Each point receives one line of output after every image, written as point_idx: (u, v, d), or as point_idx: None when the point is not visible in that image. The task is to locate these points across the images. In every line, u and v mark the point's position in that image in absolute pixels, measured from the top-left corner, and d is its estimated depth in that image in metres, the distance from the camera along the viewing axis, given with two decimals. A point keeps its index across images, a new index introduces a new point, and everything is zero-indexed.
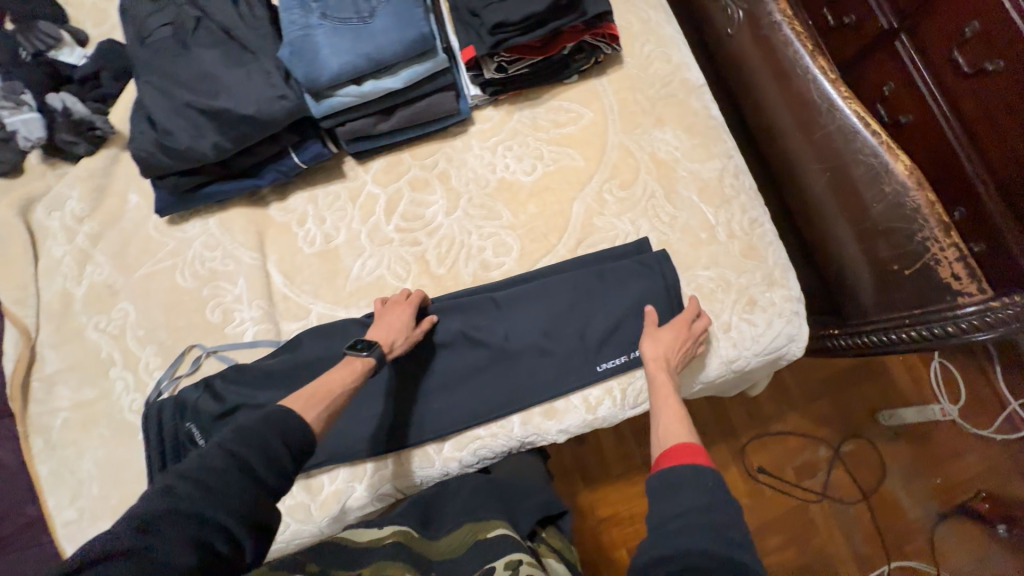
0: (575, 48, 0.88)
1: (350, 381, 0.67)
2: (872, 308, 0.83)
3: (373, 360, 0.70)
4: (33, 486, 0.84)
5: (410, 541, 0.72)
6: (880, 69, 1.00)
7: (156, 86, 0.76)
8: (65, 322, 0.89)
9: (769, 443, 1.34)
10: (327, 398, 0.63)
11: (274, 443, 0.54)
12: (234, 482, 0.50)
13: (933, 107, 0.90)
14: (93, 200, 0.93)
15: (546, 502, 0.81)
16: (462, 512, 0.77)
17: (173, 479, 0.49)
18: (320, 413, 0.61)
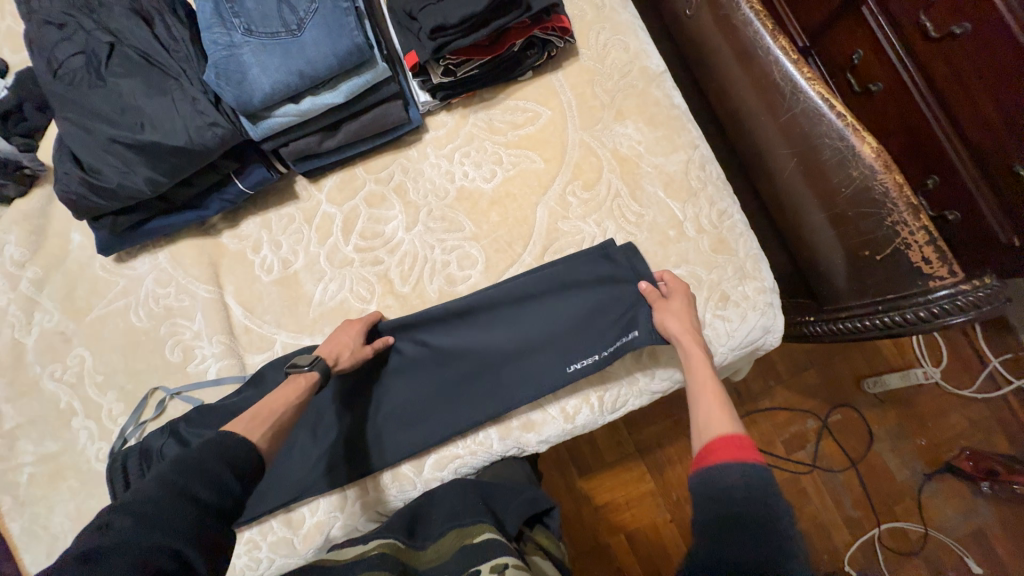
0: (526, 44, 0.83)
1: (294, 400, 0.67)
2: (847, 293, 0.82)
3: (315, 375, 0.71)
4: (7, 545, 0.82)
5: (398, 552, 0.66)
6: (848, 36, 0.94)
7: (76, 122, 0.71)
8: (19, 375, 0.86)
9: (758, 419, 1.35)
10: (268, 419, 0.64)
11: (223, 471, 0.53)
12: (178, 505, 0.48)
13: (904, 73, 0.85)
14: (33, 243, 0.88)
15: (534, 499, 0.75)
16: (449, 519, 0.72)
17: (110, 514, 0.47)
18: (264, 432, 0.62)
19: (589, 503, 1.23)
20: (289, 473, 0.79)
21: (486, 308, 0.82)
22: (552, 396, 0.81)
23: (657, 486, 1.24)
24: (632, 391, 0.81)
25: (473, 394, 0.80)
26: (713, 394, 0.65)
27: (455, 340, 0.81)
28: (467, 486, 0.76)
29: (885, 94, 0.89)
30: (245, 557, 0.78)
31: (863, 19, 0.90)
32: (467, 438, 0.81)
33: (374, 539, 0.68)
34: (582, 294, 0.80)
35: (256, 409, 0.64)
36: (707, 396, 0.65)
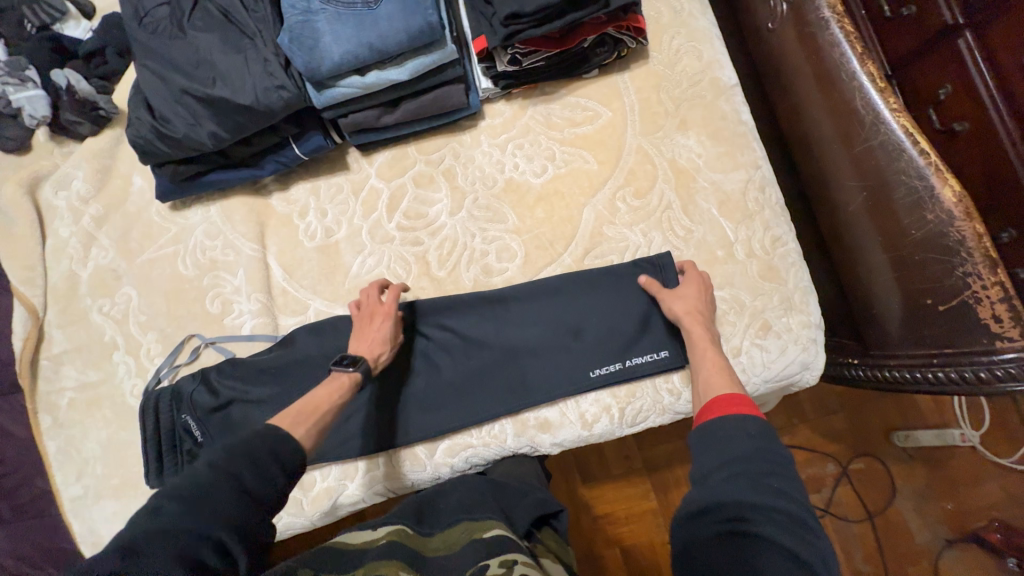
0: (596, 41, 0.81)
1: (337, 398, 0.66)
2: (897, 341, 0.77)
3: (360, 374, 0.69)
4: (42, 460, 0.88)
5: (405, 539, 0.66)
6: (936, 70, 0.89)
7: (153, 70, 0.74)
8: (71, 304, 0.90)
9: None
10: (316, 414, 0.62)
11: (266, 457, 0.52)
12: (224, 494, 0.48)
13: (994, 116, 0.80)
14: (98, 181, 0.92)
15: (543, 500, 0.75)
16: (457, 512, 0.71)
17: (161, 499, 0.48)
18: (308, 423, 0.61)
19: (588, 512, 1.22)
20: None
21: (517, 303, 0.81)
22: (572, 400, 0.80)
23: (659, 505, 1.22)
24: (654, 408, 0.79)
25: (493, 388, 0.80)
26: (717, 363, 0.65)
27: (484, 331, 0.81)
28: (476, 484, 0.77)
29: (968, 136, 0.84)
30: None
31: (956, 54, 0.85)
32: (481, 429, 0.81)
33: (383, 527, 0.68)
34: (616, 299, 0.79)
35: (305, 402, 0.63)
36: (711, 365, 0.65)
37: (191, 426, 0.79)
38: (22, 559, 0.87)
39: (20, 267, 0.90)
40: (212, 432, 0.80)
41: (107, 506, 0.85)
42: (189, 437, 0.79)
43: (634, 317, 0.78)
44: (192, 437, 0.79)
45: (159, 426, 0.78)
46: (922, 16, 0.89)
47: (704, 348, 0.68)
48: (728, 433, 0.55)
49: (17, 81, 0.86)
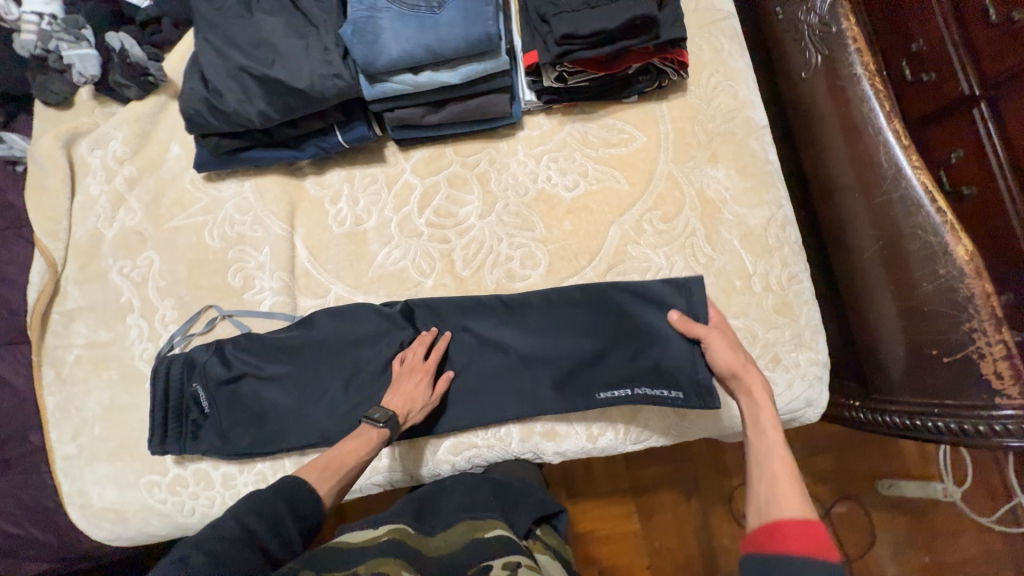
0: (640, 69, 0.84)
1: (362, 455, 0.71)
2: (898, 388, 0.80)
3: (388, 433, 0.72)
4: (39, 415, 0.87)
5: (406, 538, 0.66)
6: (950, 135, 0.94)
7: (213, 44, 0.76)
8: (92, 262, 0.90)
9: None
10: (338, 473, 0.68)
11: (284, 518, 0.60)
12: (245, 550, 0.55)
13: (1002, 184, 0.85)
14: (136, 144, 0.93)
15: (544, 501, 0.78)
16: (457, 512, 0.73)
17: (188, 550, 0.54)
18: (330, 483, 0.67)
19: (570, 527, 1.22)
20: (315, 419, 0.80)
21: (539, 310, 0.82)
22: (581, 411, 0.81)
23: (643, 528, 1.22)
24: (659, 424, 0.82)
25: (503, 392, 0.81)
26: (788, 476, 0.59)
27: (502, 334, 0.82)
28: (477, 483, 0.78)
29: (976, 201, 0.89)
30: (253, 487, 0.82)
31: (971, 122, 0.90)
32: (487, 431, 0.82)
33: (383, 526, 0.68)
34: (630, 326, 0.81)
35: (329, 458, 0.69)
36: (776, 478, 0.59)
37: (200, 396, 0.79)
38: None
39: (45, 219, 0.90)
40: (219, 404, 0.80)
41: (101, 468, 0.84)
42: (196, 407, 0.79)
43: (648, 344, 0.80)
44: (199, 408, 0.79)
45: (167, 393, 0.78)
46: (941, 83, 0.94)
47: (777, 458, 0.61)
48: (786, 571, 0.50)
49: (72, 39, 0.88)
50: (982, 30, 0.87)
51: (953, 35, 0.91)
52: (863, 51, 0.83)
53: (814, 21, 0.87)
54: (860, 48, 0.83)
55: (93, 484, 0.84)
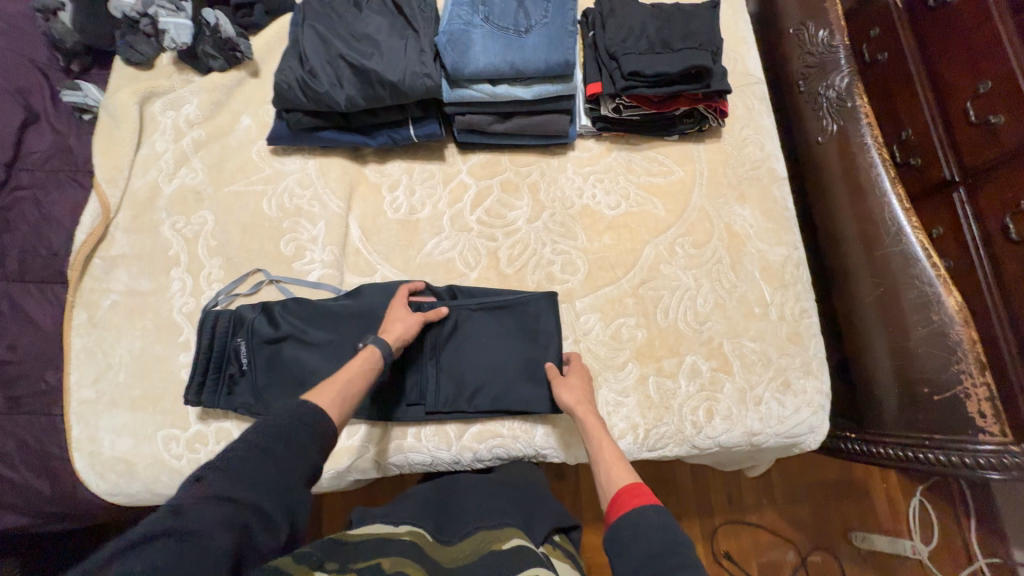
0: (686, 112, 0.96)
1: (361, 371, 0.69)
2: (892, 423, 0.88)
3: (379, 351, 0.72)
4: (62, 356, 0.86)
5: (422, 544, 0.64)
6: (932, 215, 0.96)
7: (318, 32, 0.84)
8: (145, 214, 0.93)
9: (740, 532, 1.38)
10: (338, 386, 0.65)
11: (296, 430, 0.56)
12: (260, 464, 0.52)
13: (974, 254, 0.88)
14: (209, 111, 0.98)
15: (558, 512, 0.80)
16: (474, 520, 0.71)
17: (200, 472, 0.51)
18: (333, 396, 0.64)
19: None
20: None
21: (545, 310, 0.86)
22: (605, 413, 0.85)
23: None
24: (675, 437, 0.85)
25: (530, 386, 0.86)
26: (613, 453, 0.70)
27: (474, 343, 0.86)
28: (495, 487, 0.81)
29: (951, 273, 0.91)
30: None
31: (950, 203, 0.93)
32: (514, 422, 0.86)
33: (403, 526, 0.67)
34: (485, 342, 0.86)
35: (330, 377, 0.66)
36: (609, 457, 0.70)
37: (241, 351, 0.82)
38: None
39: (109, 167, 0.93)
40: (257, 363, 0.82)
41: (118, 416, 0.83)
42: (236, 362, 0.82)
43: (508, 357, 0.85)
44: (238, 364, 0.82)
45: (211, 344, 0.81)
46: (925, 166, 0.98)
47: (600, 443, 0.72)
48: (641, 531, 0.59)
49: (173, 8, 0.95)
50: (964, 126, 0.92)
51: (936, 125, 0.96)
52: (873, 126, 0.96)
53: (832, 96, 1.02)
54: (870, 123, 0.97)
55: (106, 432, 0.82)
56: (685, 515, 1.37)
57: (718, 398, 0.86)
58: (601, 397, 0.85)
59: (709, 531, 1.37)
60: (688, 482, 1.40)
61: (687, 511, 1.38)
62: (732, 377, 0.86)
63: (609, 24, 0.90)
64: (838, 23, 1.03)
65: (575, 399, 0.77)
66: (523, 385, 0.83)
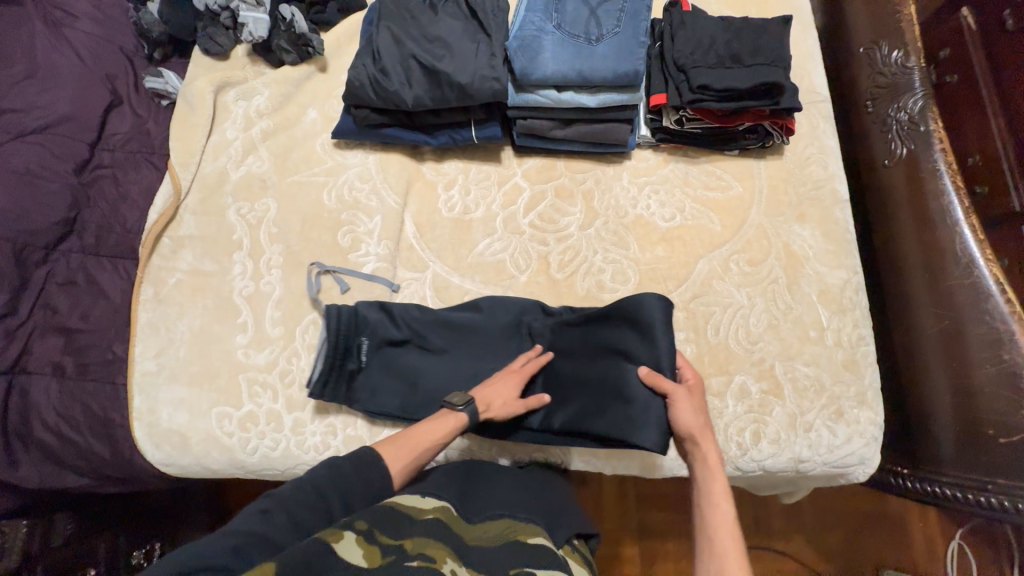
0: (750, 128, 0.94)
1: (435, 437, 0.71)
2: (951, 462, 0.86)
3: (464, 418, 0.73)
4: (129, 327, 0.90)
5: (450, 520, 0.65)
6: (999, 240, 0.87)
7: (393, 32, 0.86)
8: (212, 197, 0.96)
9: (764, 557, 1.34)
10: (412, 449, 0.69)
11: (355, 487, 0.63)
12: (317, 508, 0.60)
13: None
14: (278, 103, 1.02)
15: (581, 520, 0.77)
16: (498, 506, 0.72)
17: (270, 503, 0.58)
18: (403, 463, 0.68)
19: None
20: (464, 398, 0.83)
21: (659, 314, 0.76)
22: None
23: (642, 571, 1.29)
24: (719, 456, 0.83)
25: None
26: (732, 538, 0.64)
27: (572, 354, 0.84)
28: (524, 483, 0.80)
29: None
30: (318, 438, 0.84)
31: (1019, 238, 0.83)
32: None
33: (430, 498, 0.68)
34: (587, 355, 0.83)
35: (405, 436, 0.70)
36: (723, 538, 0.64)
37: (362, 348, 0.85)
38: (65, 418, 0.86)
39: (183, 151, 0.97)
40: (374, 361, 0.85)
41: (177, 389, 0.87)
42: (355, 359, 0.84)
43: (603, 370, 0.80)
44: (359, 360, 0.84)
45: (334, 340, 0.82)
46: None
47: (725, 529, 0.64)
48: None
49: (254, 3, 0.99)
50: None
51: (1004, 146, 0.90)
52: (946, 152, 0.93)
53: (903, 118, 0.98)
54: (944, 149, 0.93)
55: (165, 404, 0.86)
56: None
57: (767, 421, 0.84)
58: None
59: None
60: None
61: (709, 529, 1.35)
62: (782, 401, 0.84)
63: (679, 36, 0.90)
64: (913, 44, 0.99)
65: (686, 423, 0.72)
66: (614, 404, 0.78)
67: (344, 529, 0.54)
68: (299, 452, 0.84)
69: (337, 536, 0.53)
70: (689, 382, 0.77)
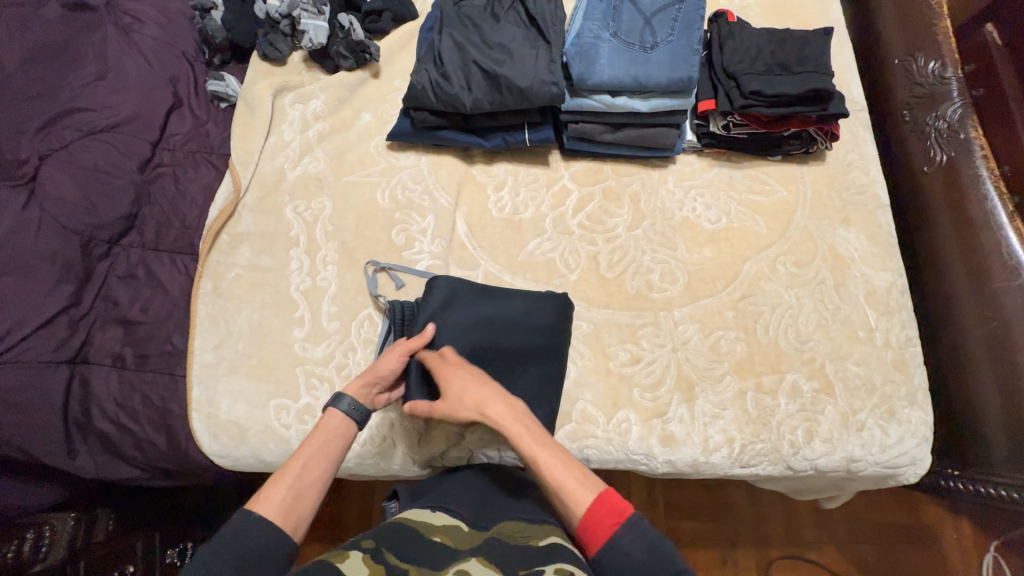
0: (794, 134, 0.97)
1: (316, 445, 0.67)
2: (1001, 463, 0.86)
3: (340, 409, 0.70)
4: (188, 320, 0.92)
5: (461, 531, 0.66)
6: None
7: (455, 38, 0.91)
8: (270, 196, 0.99)
9: (799, 567, 1.29)
10: (295, 471, 0.63)
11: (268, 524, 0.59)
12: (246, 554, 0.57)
13: None
14: (334, 106, 1.06)
15: None
16: (513, 510, 0.70)
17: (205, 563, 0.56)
18: (290, 489, 0.62)
19: None
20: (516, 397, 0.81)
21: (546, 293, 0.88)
22: (701, 423, 0.85)
23: None
24: (771, 454, 0.84)
25: (627, 391, 0.86)
26: (563, 466, 0.66)
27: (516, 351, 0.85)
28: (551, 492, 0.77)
29: None
30: (377, 431, 0.88)
31: None
32: (609, 423, 0.85)
33: (441, 513, 0.69)
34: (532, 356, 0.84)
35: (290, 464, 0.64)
36: (559, 475, 0.65)
37: None
38: (124, 408, 0.85)
39: (243, 152, 1.01)
40: None
41: (235, 382, 0.88)
42: None
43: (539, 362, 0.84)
44: None
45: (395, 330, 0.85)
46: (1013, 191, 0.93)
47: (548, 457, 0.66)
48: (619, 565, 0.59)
49: (315, 12, 1.05)
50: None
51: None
52: (988, 158, 0.95)
53: (942, 126, 1.01)
54: (986, 155, 0.96)
55: (223, 396, 0.88)
56: (741, 547, 1.29)
57: (819, 420, 0.84)
58: (698, 407, 0.85)
59: (764, 563, 1.29)
60: (745, 509, 1.33)
61: (743, 537, 1.31)
62: (834, 399, 0.85)
63: (727, 45, 0.93)
64: (950, 56, 1.03)
65: (479, 398, 0.72)
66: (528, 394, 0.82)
67: (349, 550, 0.56)
68: (360, 445, 0.88)
69: (342, 557, 0.55)
70: (448, 362, 0.76)
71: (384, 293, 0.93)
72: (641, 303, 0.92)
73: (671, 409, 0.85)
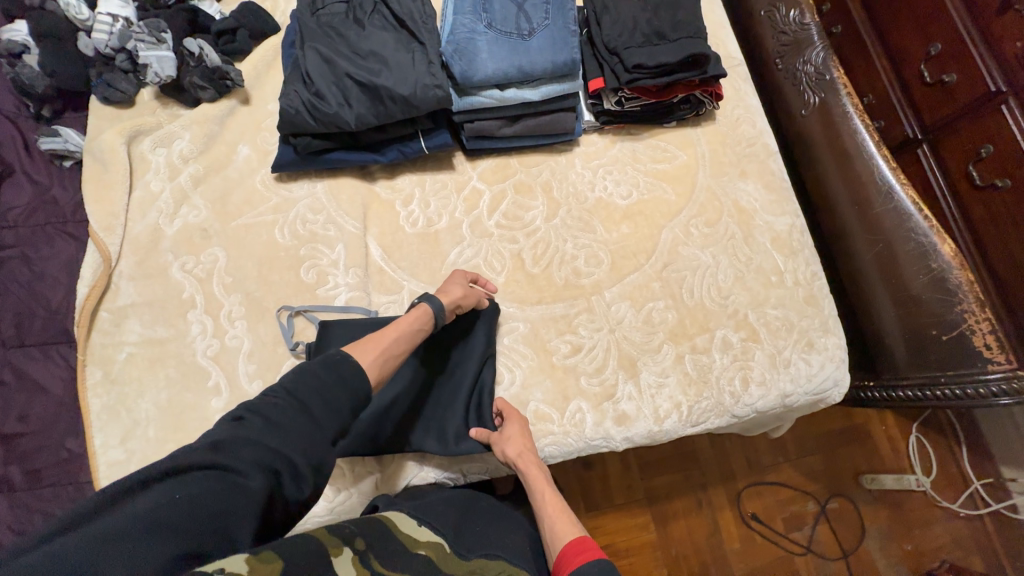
0: (683, 99, 1.00)
1: (407, 327, 0.72)
2: (905, 366, 0.96)
3: (432, 307, 0.76)
4: (81, 419, 0.80)
5: (442, 553, 0.63)
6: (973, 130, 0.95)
7: (320, 52, 0.84)
8: (149, 258, 0.88)
9: (763, 491, 1.39)
10: (380, 345, 0.67)
11: (331, 391, 0.58)
12: (294, 416, 0.54)
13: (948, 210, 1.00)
14: (203, 144, 0.94)
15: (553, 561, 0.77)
16: (489, 545, 0.68)
17: (244, 412, 0.54)
18: (373, 358, 0.65)
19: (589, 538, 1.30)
20: (437, 425, 0.81)
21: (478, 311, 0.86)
22: (649, 395, 0.87)
23: (658, 538, 1.32)
24: (716, 409, 0.88)
25: (574, 381, 0.87)
26: (557, 506, 0.74)
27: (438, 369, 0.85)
28: (515, 524, 0.78)
29: (1007, 194, 0.90)
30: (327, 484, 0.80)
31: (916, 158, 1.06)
32: (563, 417, 0.85)
33: (425, 529, 0.66)
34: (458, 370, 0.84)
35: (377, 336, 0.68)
36: (553, 510, 0.74)
37: None
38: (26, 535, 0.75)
39: (103, 215, 0.88)
40: None
41: None
42: None
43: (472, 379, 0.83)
44: None
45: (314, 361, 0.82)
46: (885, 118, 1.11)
47: (547, 497, 0.75)
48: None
49: (154, 40, 0.90)
50: (920, 85, 1.04)
51: (897, 90, 1.08)
52: (851, 95, 1.03)
53: (810, 70, 1.08)
54: (849, 92, 1.03)
55: None
56: (711, 486, 1.38)
57: (751, 366, 0.90)
58: (643, 380, 0.88)
59: (733, 495, 1.38)
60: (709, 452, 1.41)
61: (711, 479, 1.38)
62: (761, 344, 0.91)
63: (604, 21, 0.94)
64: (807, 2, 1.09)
65: (516, 451, 0.77)
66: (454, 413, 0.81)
67: (344, 545, 0.54)
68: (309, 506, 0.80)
69: (337, 551, 0.53)
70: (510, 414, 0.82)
71: (303, 339, 0.86)
72: (572, 292, 0.92)
73: (619, 389, 0.87)
